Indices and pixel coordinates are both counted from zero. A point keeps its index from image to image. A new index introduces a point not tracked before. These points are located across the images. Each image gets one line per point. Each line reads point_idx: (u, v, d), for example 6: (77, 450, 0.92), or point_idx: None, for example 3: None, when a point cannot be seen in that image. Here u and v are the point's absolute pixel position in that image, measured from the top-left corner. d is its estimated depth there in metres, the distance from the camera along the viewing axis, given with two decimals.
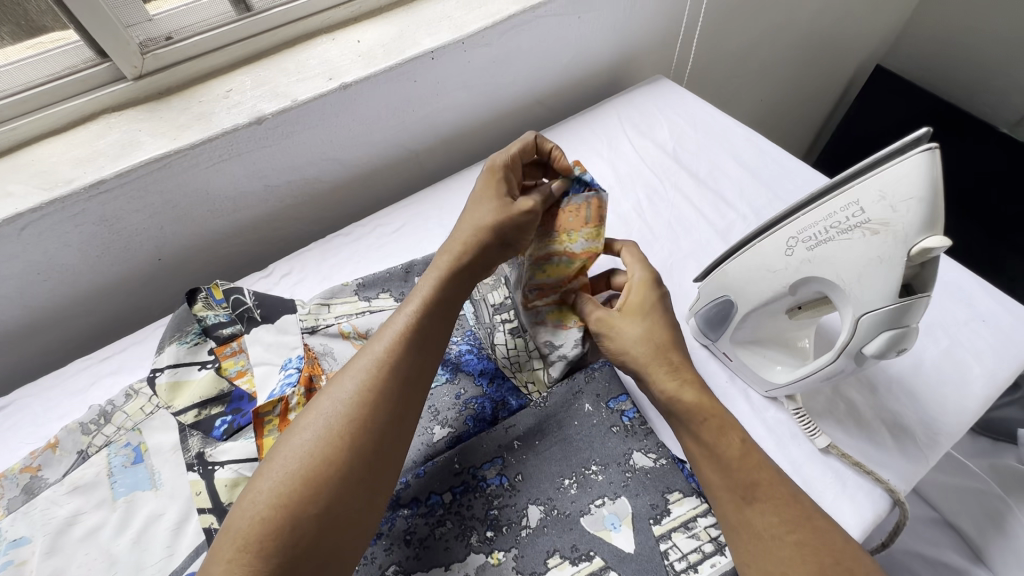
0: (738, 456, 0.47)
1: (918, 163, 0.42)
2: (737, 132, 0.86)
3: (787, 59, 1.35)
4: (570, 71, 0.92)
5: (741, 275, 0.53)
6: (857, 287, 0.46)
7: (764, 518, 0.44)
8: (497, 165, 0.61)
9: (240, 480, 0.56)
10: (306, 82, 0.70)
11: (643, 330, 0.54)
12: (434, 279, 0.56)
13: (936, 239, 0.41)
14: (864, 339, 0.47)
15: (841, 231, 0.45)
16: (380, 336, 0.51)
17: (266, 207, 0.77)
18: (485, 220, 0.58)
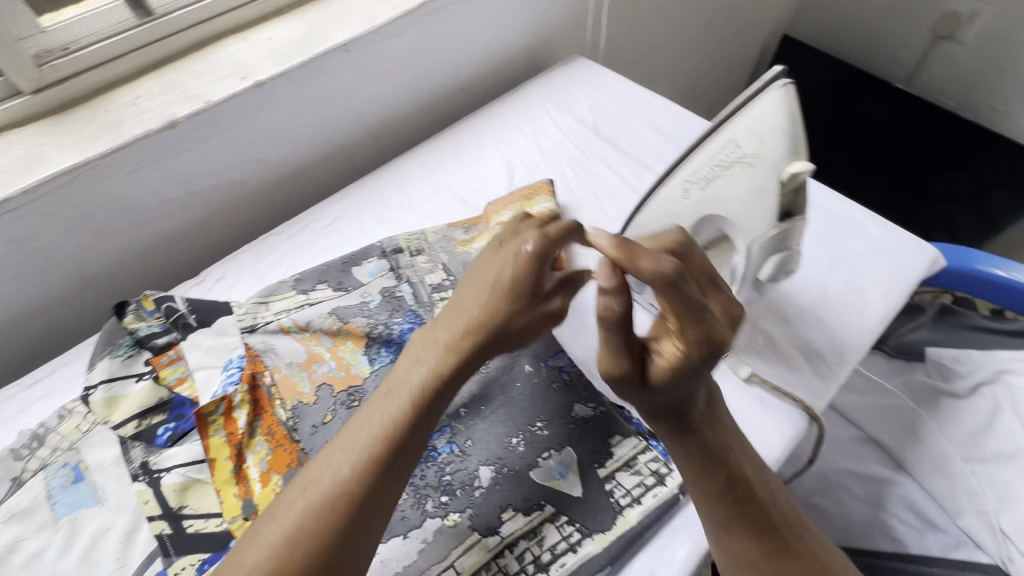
0: (715, 476, 0.45)
1: (773, 99, 0.53)
2: (650, 102, 0.91)
3: (699, 34, 1.42)
4: (489, 56, 0.95)
5: (650, 224, 0.58)
6: (745, 215, 0.53)
7: (736, 536, 0.45)
8: (540, 249, 0.50)
9: (189, 483, 0.56)
10: (218, 83, 0.69)
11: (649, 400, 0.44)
12: (413, 377, 0.47)
13: (800, 163, 0.51)
14: (759, 266, 0.55)
15: (725, 168, 0.54)
16: (347, 449, 0.44)
17: (192, 214, 0.76)
18: (496, 310, 0.49)
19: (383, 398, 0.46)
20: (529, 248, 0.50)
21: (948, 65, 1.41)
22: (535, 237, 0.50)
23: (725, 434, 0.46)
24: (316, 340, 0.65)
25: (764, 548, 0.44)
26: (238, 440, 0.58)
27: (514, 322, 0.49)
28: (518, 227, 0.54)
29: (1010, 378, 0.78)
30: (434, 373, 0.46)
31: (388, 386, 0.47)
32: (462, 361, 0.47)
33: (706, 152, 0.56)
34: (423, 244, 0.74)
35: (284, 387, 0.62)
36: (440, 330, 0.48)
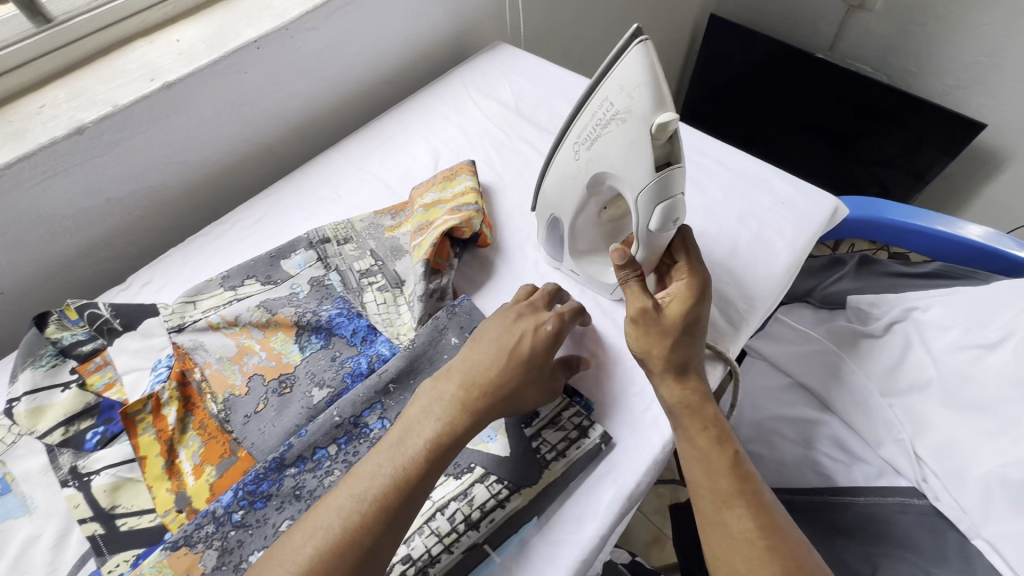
0: (710, 424, 0.54)
1: (637, 54, 0.49)
2: (571, 81, 0.94)
3: (626, 17, 1.46)
4: (410, 48, 0.96)
5: (554, 187, 0.62)
6: (626, 170, 0.53)
7: (725, 481, 0.50)
8: (557, 329, 0.58)
9: (120, 483, 0.56)
10: (126, 86, 0.69)
11: (670, 346, 0.56)
12: (432, 426, 0.51)
13: (666, 114, 0.48)
14: (648, 219, 0.54)
15: (603, 127, 0.54)
16: (360, 483, 0.47)
17: (113, 221, 0.75)
18: (515, 381, 0.54)
19: (397, 443, 0.50)
20: (550, 328, 0.58)
21: (864, 33, 1.48)
22: (556, 319, 0.58)
23: (712, 426, 0.54)
24: (245, 334, 0.66)
25: (745, 495, 0.49)
26: (168, 437, 0.58)
27: (524, 391, 0.55)
28: (534, 305, 0.61)
29: (918, 315, 0.83)
30: (448, 430, 0.51)
31: (403, 430, 0.51)
32: (470, 423, 0.51)
33: (588, 112, 0.56)
34: (350, 232, 0.75)
35: (215, 381, 0.62)
36: (448, 387, 0.53)
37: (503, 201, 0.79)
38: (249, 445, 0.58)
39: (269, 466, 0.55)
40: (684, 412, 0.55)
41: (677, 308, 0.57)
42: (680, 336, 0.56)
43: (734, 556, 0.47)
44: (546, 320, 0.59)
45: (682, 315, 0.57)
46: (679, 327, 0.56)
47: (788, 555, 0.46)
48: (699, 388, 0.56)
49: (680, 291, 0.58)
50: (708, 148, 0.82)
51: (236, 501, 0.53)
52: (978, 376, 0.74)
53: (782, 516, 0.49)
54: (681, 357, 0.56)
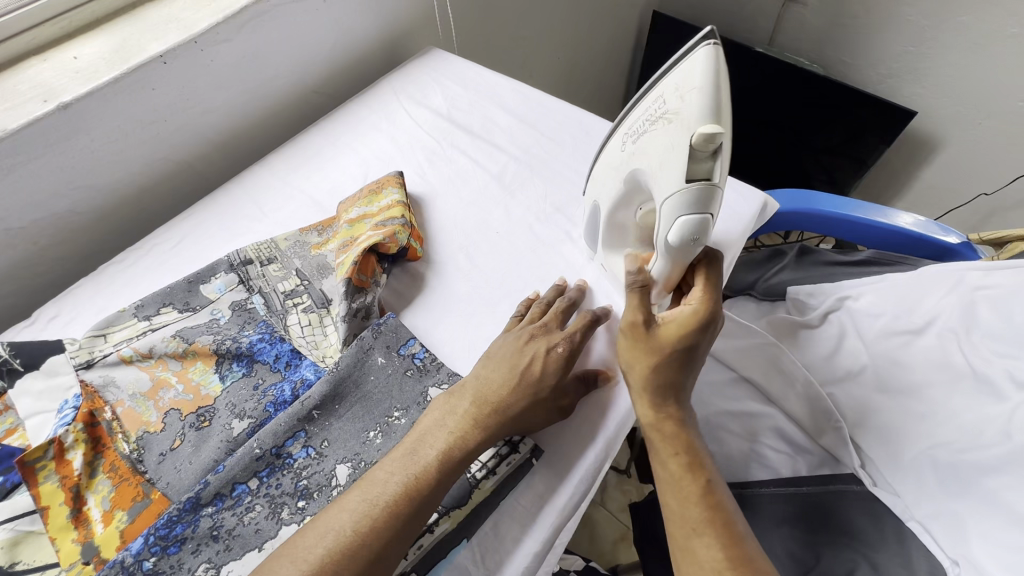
0: (684, 447, 0.52)
1: (700, 53, 0.42)
2: (504, 85, 0.93)
3: (566, 20, 1.47)
4: (337, 56, 0.93)
5: (603, 174, 0.58)
6: (659, 173, 0.47)
7: (695, 509, 0.48)
8: (568, 349, 0.57)
9: (19, 537, 0.51)
10: (17, 109, 0.64)
11: (652, 365, 0.53)
12: (445, 435, 0.51)
13: (710, 126, 0.42)
14: (668, 230, 0.48)
15: (650, 125, 0.48)
16: (358, 496, 0.47)
17: (14, 252, 0.70)
18: (524, 403, 0.54)
19: (403, 453, 0.50)
20: (560, 349, 0.57)
21: (800, 27, 1.52)
22: (567, 340, 0.57)
23: (688, 455, 0.52)
24: (162, 366, 0.63)
25: (714, 524, 0.47)
26: (74, 483, 0.54)
27: (532, 415, 0.54)
28: (548, 325, 0.60)
29: (850, 303, 0.85)
30: (462, 443, 0.51)
31: (416, 437, 0.52)
32: (484, 440, 0.52)
33: (643, 105, 0.50)
34: (274, 252, 0.72)
35: (128, 419, 0.59)
36: (462, 402, 0.54)
37: (436, 211, 0.77)
38: (164, 485, 0.55)
39: (183, 507, 0.52)
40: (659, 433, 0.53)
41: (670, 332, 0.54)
42: (667, 361, 0.53)
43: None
44: (558, 340, 0.57)
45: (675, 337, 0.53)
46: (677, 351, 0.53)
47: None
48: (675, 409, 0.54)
49: (681, 313, 0.54)
50: None
51: (147, 548, 0.50)
52: (907, 361, 0.76)
53: (754, 553, 0.47)
54: (662, 383, 0.53)
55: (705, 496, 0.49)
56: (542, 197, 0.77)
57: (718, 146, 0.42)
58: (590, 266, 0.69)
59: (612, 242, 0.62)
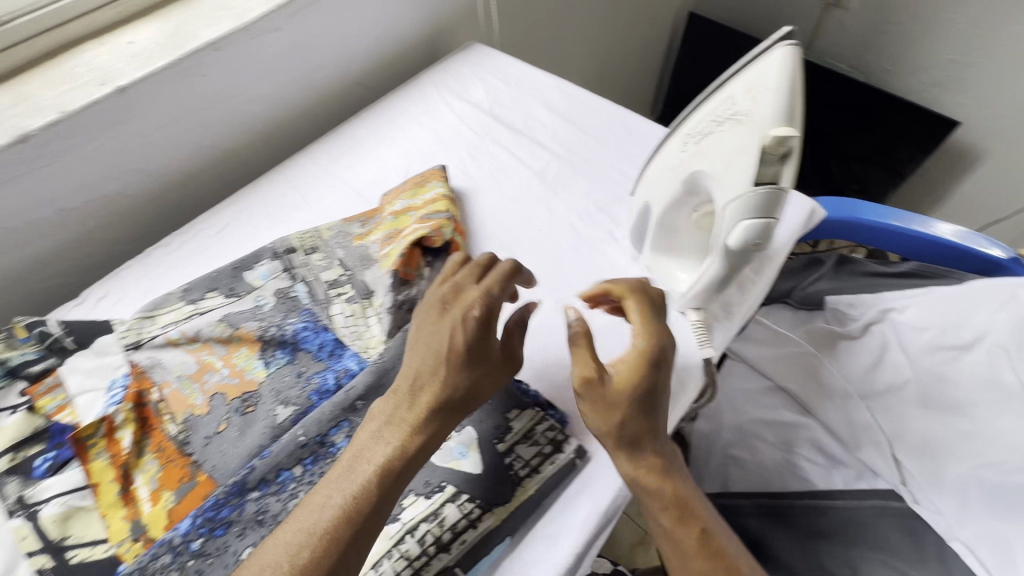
0: (671, 497, 0.48)
1: (780, 57, 0.43)
2: (546, 82, 0.92)
3: (603, 19, 1.46)
4: (381, 48, 0.94)
5: (657, 176, 0.57)
6: (723, 175, 0.47)
7: (694, 560, 0.46)
8: (482, 314, 0.52)
9: (71, 512, 0.53)
10: (76, 91, 0.65)
11: (621, 419, 0.48)
12: (386, 448, 0.48)
13: (786, 129, 0.42)
14: (729, 232, 0.47)
15: (717, 125, 0.47)
16: (294, 532, 0.44)
17: (66, 233, 0.71)
18: (462, 377, 0.51)
19: (336, 481, 0.47)
20: (473, 315, 0.52)
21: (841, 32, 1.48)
22: (481, 303, 0.52)
23: (678, 493, 0.48)
24: (207, 350, 0.63)
25: (717, 572, 0.45)
26: (123, 461, 0.56)
27: (475, 388, 0.52)
28: (457, 288, 0.55)
29: (894, 316, 0.83)
30: (403, 449, 0.48)
31: (353, 455, 0.48)
32: (430, 431, 0.49)
33: (708, 106, 0.49)
34: (317, 241, 0.72)
35: (175, 401, 0.60)
36: (401, 406, 0.50)
37: (478, 206, 0.77)
38: (210, 468, 0.55)
39: (230, 490, 0.52)
40: (641, 485, 0.48)
41: (627, 378, 0.49)
42: (637, 406, 0.48)
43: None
44: (471, 309, 0.52)
45: (639, 384, 0.49)
46: (646, 392, 0.49)
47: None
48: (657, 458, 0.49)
49: (628, 355, 0.50)
50: None
51: (194, 529, 0.51)
52: (954, 377, 0.76)
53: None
54: (636, 437, 0.48)
55: (701, 538, 0.47)
56: (585, 196, 0.76)
57: (792, 149, 0.42)
58: (634, 266, 0.69)
59: (660, 243, 0.62)
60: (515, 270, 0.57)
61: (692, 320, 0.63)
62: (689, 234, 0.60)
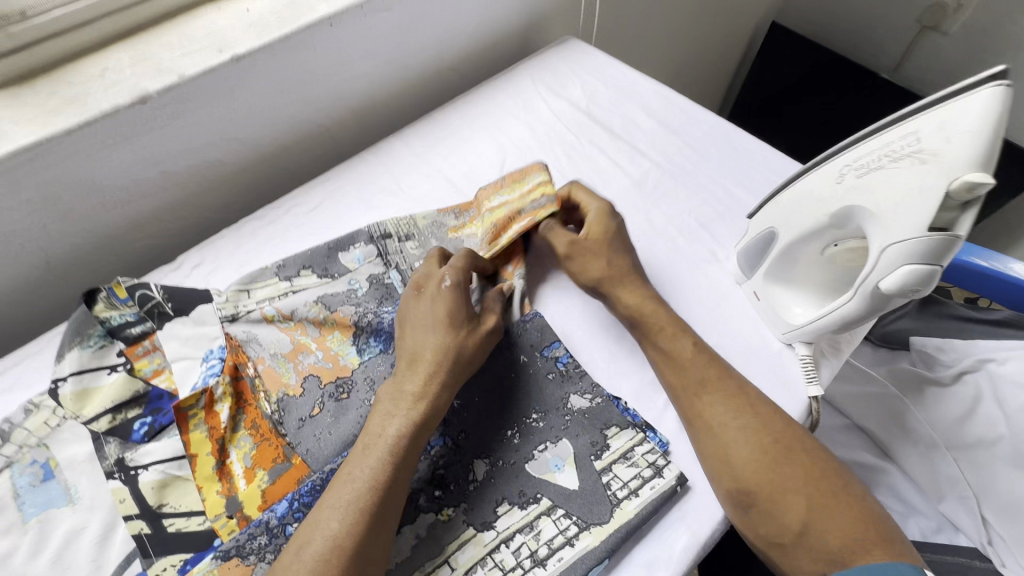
0: (702, 361, 0.57)
1: (985, 96, 0.40)
2: (645, 86, 0.89)
3: (689, 23, 1.41)
4: (479, 35, 0.91)
5: (792, 204, 0.54)
6: (890, 217, 0.44)
7: (707, 394, 0.54)
8: (457, 280, 0.56)
9: (168, 480, 0.53)
10: (193, 55, 0.65)
11: (607, 259, 0.63)
12: (392, 425, 0.49)
13: (981, 175, 0.39)
14: (885, 275, 0.45)
15: (892, 160, 0.44)
16: (338, 504, 0.45)
17: (165, 196, 0.71)
18: (449, 345, 0.53)
19: (361, 456, 0.48)
20: (448, 282, 0.56)
21: (936, 57, 1.41)
22: (451, 274, 0.56)
23: (670, 324, 0.59)
24: (301, 330, 0.63)
25: (717, 385, 0.55)
26: (220, 435, 0.55)
27: (465, 351, 0.54)
28: (425, 271, 0.59)
29: (993, 367, 0.78)
30: (411, 420, 0.49)
31: (365, 440, 0.49)
32: (437, 394, 0.51)
33: (879, 137, 0.46)
34: (412, 229, 0.71)
35: (269, 378, 0.59)
36: (406, 382, 0.51)
37: None
38: (304, 451, 0.55)
39: (326, 477, 0.52)
40: (661, 350, 0.58)
41: (605, 222, 0.65)
42: (612, 251, 0.64)
43: (759, 486, 0.49)
44: (442, 278, 0.57)
45: (609, 227, 0.65)
46: (621, 241, 0.65)
47: (813, 474, 0.50)
48: (658, 308, 0.61)
49: (595, 216, 0.66)
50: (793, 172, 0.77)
51: (291, 513, 0.50)
52: None
53: (755, 394, 0.55)
54: (623, 267, 0.63)
55: (695, 360, 0.57)
56: (685, 210, 0.74)
57: (982, 198, 0.40)
58: (736, 290, 0.66)
59: (777, 271, 0.59)
60: (472, 254, 0.61)
61: (800, 354, 0.60)
62: (812, 266, 0.57)
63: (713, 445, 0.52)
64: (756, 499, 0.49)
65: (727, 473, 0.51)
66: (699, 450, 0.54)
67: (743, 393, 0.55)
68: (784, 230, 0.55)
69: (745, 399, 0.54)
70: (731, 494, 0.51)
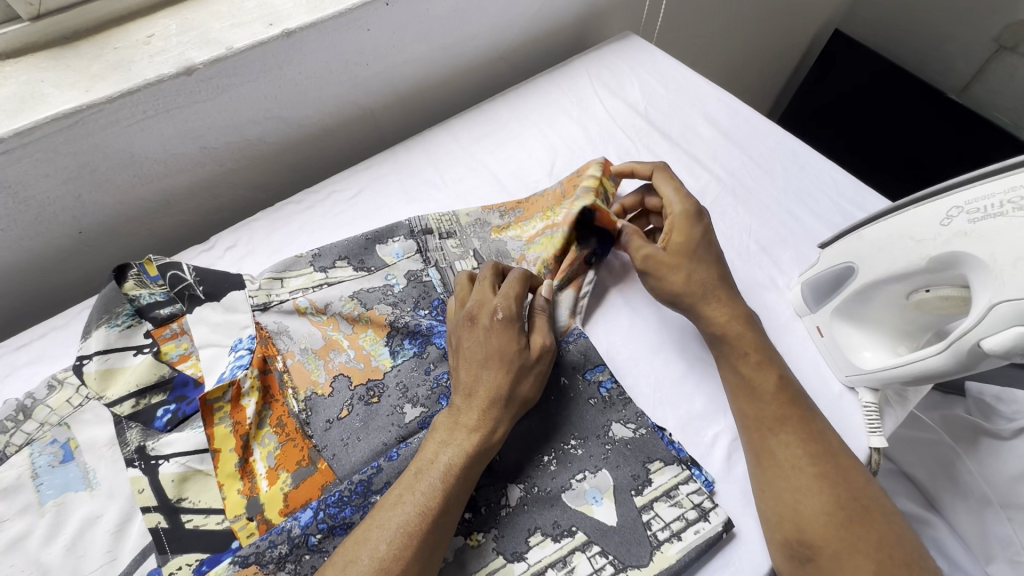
0: (786, 398, 0.52)
1: None
2: (707, 92, 0.84)
3: (750, 25, 1.34)
4: (535, 24, 0.87)
5: (879, 241, 0.50)
6: (1009, 269, 0.40)
7: (781, 433, 0.50)
8: (510, 312, 0.53)
9: (189, 474, 0.51)
10: (242, 28, 0.61)
11: (688, 270, 0.58)
12: (445, 455, 0.47)
13: None
14: (990, 332, 0.41)
15: (1019, 208, 0.40)
16: (388, 525, 0.43)
17: (202, 171, 0.69)
18: (504, 382, 0.50)
19: (409, 484, 0.46)
20: (501, 314, 0.53)
21: (1010, 81, 1.32)
22: (504, 307, 0.53)
23: (757, 347, 0.55)
24: (333, 325, 0.60)
25: (791, 422, 0.50)
26: (244, 432, 0.53)
27: (520, 387, 0.51)
28: (474, 296, 0.55)
29: None
30: (463, 451, 0.47)
31: (414, 466, 0.47)
32: (492, 428, 0.49)
33: (1003, 180, 0.42)
34: (454, 226, 0.68)
35: (298, 375, 0.57)
36: (461, 415, 0.50)
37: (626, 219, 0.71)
38: (331, 456, 0.52)
39: (354, 488, 0.49)
40: (742, 379, 0.54)
41: (688, 231, 0.60)
42: (696, 259, 0.59)
43: (825, 539, 0.45)
44: (497, 308, 0.53)
45: (693, 232, 0.60)
46: (710, 251, 0.60)
47: (889, 543, 0.44)
48: (746, 329, 0.56)
49: (675, 220, 0.60)
50: (863, 199, 0.72)
51: (315, 523, 0.47)
52: None
53: (836, 441, 0.50)
54: (706, 279, 0.58)
55: (776, 394, 0.52)
56: (745, 230, 0.69)
57: None
58: (796, 322, 0.61)
59: (849, 308, 0.55)
60: (525, 277, 0.56)
61: (863, 402, 0.55)
62: (888, 308, 0.53)
63: (777, 488, 0.48)
64: (816, 554, 0.44)
65: (787, 519, 0.46)
66: (759, 488, 0.50)
67: (824, 439, 0.50)
68: (866, 267, 0.51)
69: (819, 444, 0.49)
70: (788, 541, 0.46)
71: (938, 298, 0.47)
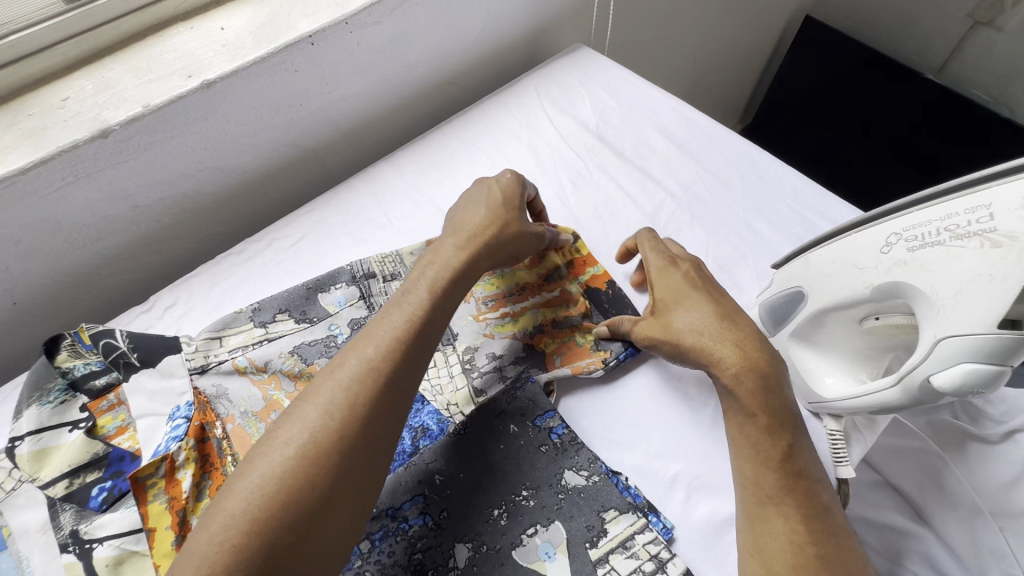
0: (791, 468, 0.45)
1: None
2: (662, 103, 0.81)
3: (716, 22, 1.31)
4: (480, 46, 0.84)
5: (822, 265, 0.48)
6: (948, 304, 0.39)
7: (785, 506, 0.44)
8: (517, 177, 0.62)
9: (124, 556, 0.48)
10: (161, 82, 0.59)
11: (684, 317, 0.53)
12: (428, 280, 0.52)
13: None
14: (937, 371, 0.40)
15: (955, 237, 0.40)
16: (360, 348, 0.45)
17: (139, 229, 0.67)
18: (494, 221, 0.57)
19: (396, 305, 0.49)
20: (509, 177, 0.62)
21: (987, 57, 1.27)
22: (514, 171, 0.62)
23: (766, 404, 0.47)
24: (275, 383, 0.58)
25: (795, 495, 0.44)
26: (181, 506, 0.51)
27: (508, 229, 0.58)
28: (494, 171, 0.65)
29: None
30: (450, 268, 0.53)
31: (394, 299, 0.50)
32: (482, 251, 0.55)
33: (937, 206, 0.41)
34: (398, 267, 0.66)
35: (237, 439, 0.55)
36: (448, 242, 0.55)
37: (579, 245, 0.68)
38: None
39: None
40: (747, 439, 0.47)
41: (668, 281, 0.56)
42: (693, 302, 0.54)
43: None
44: (501, 175, 0.62)
45: (674, 283, 0.56)
46: (699, 291, 0.54)
47: None
48: (762, 387, 0.48)
49: (653, 279, 0.58)
50: (825, 206, 0.69)
51: None
52: None
53: (839, 521, 0.44)
54: (706, 320, 0.52)
55: (784, 460, 0.46)
56: (703, 249, 0.66)
57: None
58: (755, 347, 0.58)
59: (806, 334, 0.52)
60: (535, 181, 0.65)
61: (829, 430, 0.52)
62: (843, 334, 0.50)
63: (766, 559, 0.42)
64: None
65: None
66: (745, 555, 0.44)
67: (828, 515, 0.44)
68: (814, 294, 0.49)
69: (820, 520, 0.44)
70: None
71: (888, 326, 0.46)
